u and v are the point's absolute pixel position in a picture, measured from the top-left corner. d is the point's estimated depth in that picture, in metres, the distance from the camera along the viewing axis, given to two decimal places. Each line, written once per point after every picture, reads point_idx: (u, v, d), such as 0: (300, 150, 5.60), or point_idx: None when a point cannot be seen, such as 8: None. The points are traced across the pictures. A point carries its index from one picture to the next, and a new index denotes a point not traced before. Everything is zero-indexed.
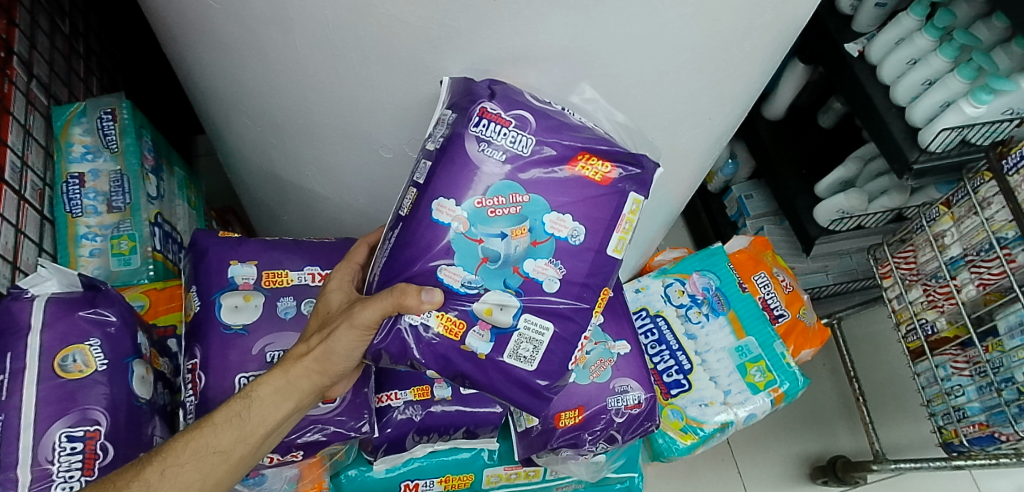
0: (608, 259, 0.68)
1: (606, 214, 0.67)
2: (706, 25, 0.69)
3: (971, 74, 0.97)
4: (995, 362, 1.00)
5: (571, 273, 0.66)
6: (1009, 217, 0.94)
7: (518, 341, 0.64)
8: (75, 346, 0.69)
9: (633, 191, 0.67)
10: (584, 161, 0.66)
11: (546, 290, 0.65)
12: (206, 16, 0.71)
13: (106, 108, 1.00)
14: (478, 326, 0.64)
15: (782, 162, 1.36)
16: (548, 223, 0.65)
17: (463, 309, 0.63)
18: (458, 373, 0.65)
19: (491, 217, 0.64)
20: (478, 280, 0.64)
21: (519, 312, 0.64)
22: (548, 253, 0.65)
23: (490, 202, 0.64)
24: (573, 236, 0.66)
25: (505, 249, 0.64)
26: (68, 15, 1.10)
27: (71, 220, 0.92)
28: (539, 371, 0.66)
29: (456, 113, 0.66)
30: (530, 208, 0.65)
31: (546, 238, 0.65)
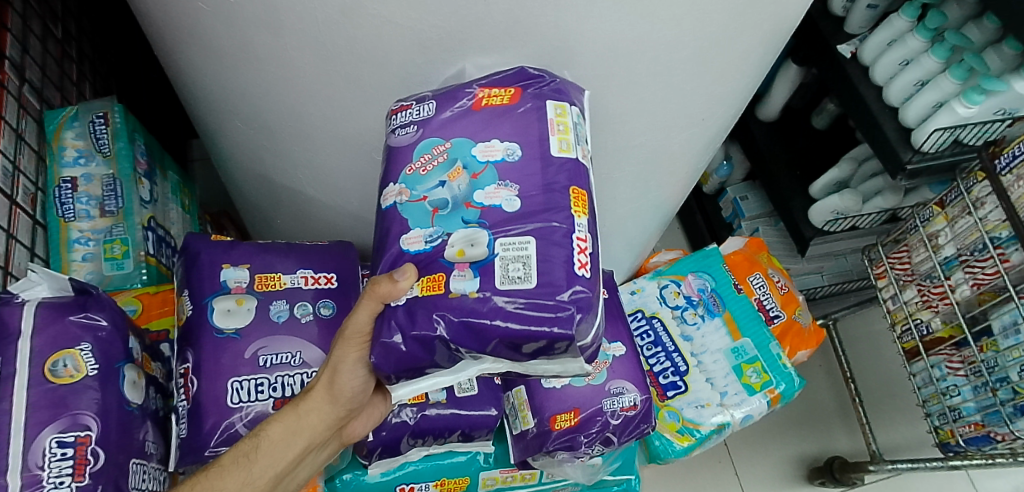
0: (559, 161, 0.62)
1: (534, 127, 0.63)
2: (698, 26, 0.69)
3: (963, 75, 0.97)
4: (990, 362, 1.01)
5: (525, 189, 0.61)
6: (1003, 217, 0.94)
7: (503, 263, 0.58)
8: (66, 351, 0.68)
9: (548, 98, 0.65)
10: (485, 94, 0.66)
11: (509, 211, 0.60)
12: (198, 19, 0.71)
13: (98, 112, 1.00)
14: (457, 270, 0.59)
15: (777, 164, 1.36)
16: (478, 153, 0.63)
17: (436, 262, 0.59)
18: (462, 326, 0.57)
19: (423, 175, 0.63)
20: (437, 231, 0.61)
21: (491, 239, 0.59)
22: (493, 179, 0.62)
23: (417, 163, 0.64)
24: (510, 155, 0.62)
25: (449, 193, 0.62)
26: (61, 20, 1.09)
27: (64, 224, 0.91)
28: (543, 284, 0.57)
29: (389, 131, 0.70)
30: (455, 150, 0.63)
31: (482, 167, 0.62)
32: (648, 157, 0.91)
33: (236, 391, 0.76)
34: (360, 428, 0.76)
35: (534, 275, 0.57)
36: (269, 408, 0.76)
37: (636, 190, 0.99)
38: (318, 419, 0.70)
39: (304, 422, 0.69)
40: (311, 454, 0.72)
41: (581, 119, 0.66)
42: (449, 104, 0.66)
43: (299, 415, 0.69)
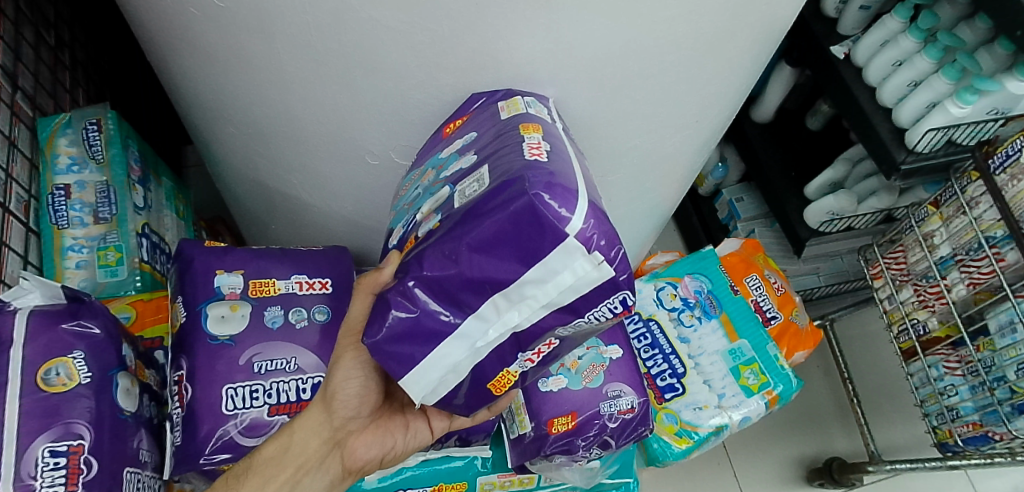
0: (509, 120, 0.64)
1: (488, 120, 0.67)
2: (690, 27, 0.69)
3: (955, 75, 0.97)
4: (987, 361, 1.00)
5: (477, 148, 0.63)
6: (998, 216, 0.94)
7: (460, 191, 0.58)
8: (58, 360, 0.68)
9: (502, 100, 0.69)
10: (449, 127, 0.72)
11: (466, 163, 0.61)
12: (189, 24, 0.70)
13: (91, 119, 0.99)
14: (423, 222, 0.59)
15: (772, 165, 1.37)
16: (443, 155, 0.68)
17: (410, 231, 0.61)
18: (440, 258, 0.53)
19: (405, 193, 0.70)
20: (408, 216, 0.64)
21: (449, 185, 0.60)
22: (455, 155, 0.65)
23: (404, 190, 0.72)
24: (467, 139, 0.66)
25: (420, 189, 0.66)
26: (54, 26, 1.09)
27: (57, 232, 0.91)
28: (496, 178, 0.55)
29: None
30: (428, 165, 0.70)
31: (446, 158, 0.67)
32: (642, 159, 0.91)
33: (231, 397, 0.75)
34: (363, 449, 0.71)
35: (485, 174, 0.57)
36: (263, 415, 0.76)
37: (631, 192, 0.99)
38: (308, 433, 0.70)
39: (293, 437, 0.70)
40: (306, 473, 0.70)
41: (535, 104, 0.69)
42: (428, 146, 0.74)
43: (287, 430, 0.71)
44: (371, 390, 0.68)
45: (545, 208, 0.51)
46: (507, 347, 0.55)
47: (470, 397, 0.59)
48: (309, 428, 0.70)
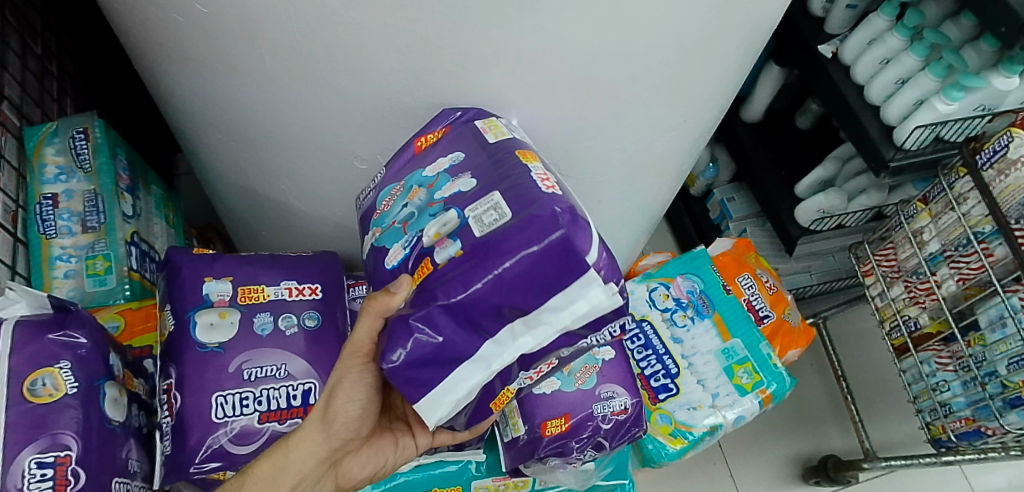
0: (501, 144, 0.66)
1: (471, 138, 0.67)
2: (677, 28, 0.69)
3: (942, 72, 0.98)
4: (978, 356, 1.01)
5: (485, 176, 0.62)
6: (986, 211, 0.94)
7: (478, 215, 0.58)
8: (45, 369, 0.67)
9: (482, 119, 0.69)
10: (420, 143, 0.70)
11: (462, 188, 0.62)
12: (173, 30, 0.70)
13: (79, 127, 0.99)
14: (437, 247, 0.59)
15: (763, 164, 1.37)
16: (423, 174, 0.67)
17: (418, 254, 0.60)
18: (463, 291, 0.55)
19: (388, 210, 0.67)
20: (410, 236, 0.63)
21: (455, 210, 0.60)
22: (446, 177, 0.64)
23: (382, 206, 0.68)
24: (451, 161, 0.66)
25: (410, 209, 0.65)
26: (41, 35, 1.08)
27: (45, 241, 0.90)
28: (515, 205, 0.58)
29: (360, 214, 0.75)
30: (410, 180, 0.68)
31: (434, 177, 0.66)
32: (630, 160, 0.91)
33: (221, 405, 0.75)
34: (359, 467, 0.74)
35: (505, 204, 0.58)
36: (254, 422, 0.75)
37: (621, 193, 0.99)
38: (306, 451, 0.69)
39: (291, 450, 0.69)
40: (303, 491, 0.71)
41: (511, 129, 0.72)
42: (397, 159, 0.71)
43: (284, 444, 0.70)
44: (370, 408, 0.70)
45: (569, 248, 0.55)
46: (512, 369, 0.60)
47: (471, 410, 0.64)
48: (311, 441, 0.69)
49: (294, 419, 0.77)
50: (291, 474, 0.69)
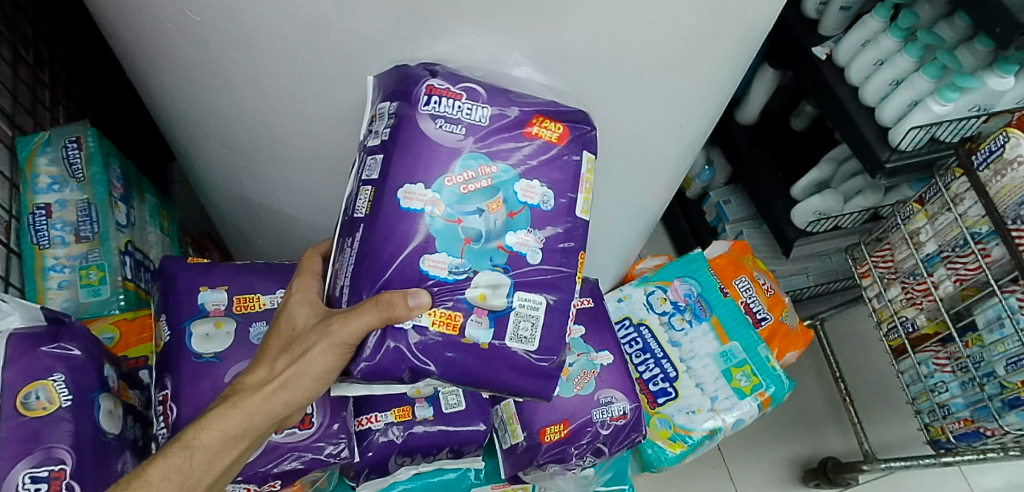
0: (576, 221, 0.67)
1: (566, 175, 0.66)
2: (671, 32, 0.69)
3: (936, 73, 0.98)
4: (976, 357, 1.01)
5: (552, 268, 0.65)
6: (983, 212, 0.94)
7: (517, 320, 0.63)
8: (39, 383, 0.67)
9: (587, 150, 0.68)
10: (538, 124, 0.66)
11: (529, 261, 0.64)
12: (165, 39, 0.69)
13: (72, 136, 0.98)
14: (475, 315, 0.62)
15: (757, 166, 1.37)
16: (519, 191, 0.64)
17: (457, 299, 0.62)
18: (460, 373, 0.62)
19: (464, 194, 0.63)
20: (465, 264, 0.62)
21: (511, 292, 0.63)
22: (526, 223, 0.64)
23: (461, 178, 0.63)
24: (544, 202, 0.65)
25: (485, 225, 0.63)
26: (32, 45, 1.07)
27: (39, 252, 0.89)
28: (540, 348, 0.65)
29: (396, 102, 0.64)
30: (500, 179, 0.64)
31: (521, 207, 0.64)
32: (626, 164, 0.91)
33: None
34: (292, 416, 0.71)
35: (538, 338, 0.64)
36: None
37: (617, 197, 0.99)
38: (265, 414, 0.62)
39: (254, 417, 0.62)
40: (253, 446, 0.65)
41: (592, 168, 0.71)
42: (501, 117, 0.65)
43: (246, 408, 0.62)
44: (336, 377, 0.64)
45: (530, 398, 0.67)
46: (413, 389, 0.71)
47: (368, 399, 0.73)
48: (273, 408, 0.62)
49: (291, 430, 0.75)
50: (245, 439, 0.63)
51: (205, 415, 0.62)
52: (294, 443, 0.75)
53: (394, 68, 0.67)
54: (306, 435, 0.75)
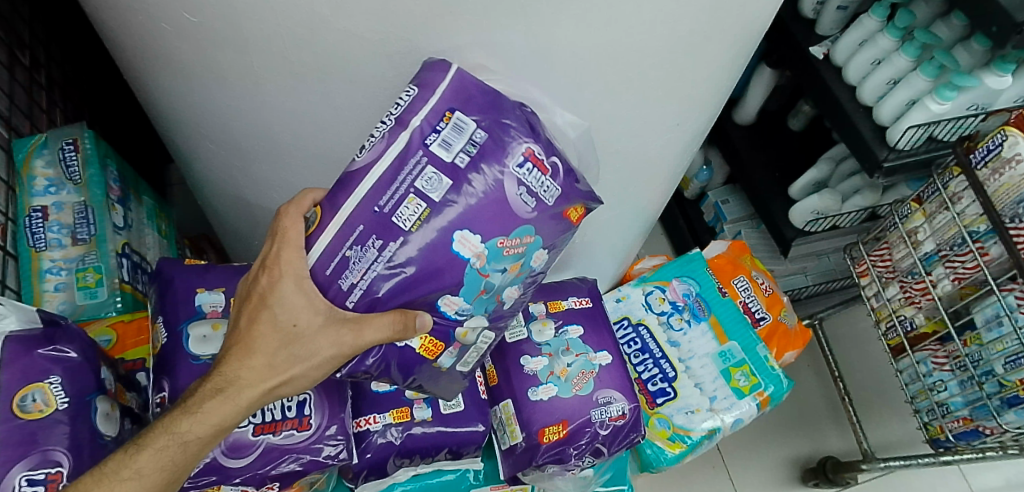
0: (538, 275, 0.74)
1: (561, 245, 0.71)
2: (668, 31, 0.69)
3: (933, 72, 0.98)
4: (974, 356, 1.01)
5: (511, 309, 0.73)
6: (980, 211, 0.94)
7: (471, 350, 0.72)
8: (35, 385, 0.66)
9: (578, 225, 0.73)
10: (574, 210, 0.68)
11: (503, 307, 0.71)
12: (162, 40, 0.69)
13: (68, 139, 0.98)
14: (452, 346, 0.69)
15: (755, 166, 1.37)
16: (534, 256, 0.68)
17: (445, 331, 0.67)
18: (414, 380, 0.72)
19: (503, 254, 0.64)
20: (470, 308, 0.66)
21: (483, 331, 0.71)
22: (521, 280, 0.69)
23: (510, 242, 0.64)
24: (539, 264, 0.70)
25: (500, 282, 0.66)
26: (29, 47, 1.07)
27: (35, 254, 0.89)
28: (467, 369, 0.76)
29: (491, 140, 0.63)
30: (530, 247, 0.66)
31: (526, 268, 0.68)
32: (624, 164, 0.91)
33: None
34: None
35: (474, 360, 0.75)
36: (248, 435, 0.73)
37: (615, 197, 0.99)
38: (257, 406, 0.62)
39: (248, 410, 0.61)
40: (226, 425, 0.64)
41: None
42: (563, 199, 0.67)
43: (240, 402, 0.60)
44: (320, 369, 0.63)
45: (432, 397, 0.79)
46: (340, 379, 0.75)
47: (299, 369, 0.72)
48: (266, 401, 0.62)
49: (289, 431, 0.75)
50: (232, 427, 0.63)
51: (197, 405, 0.60)
52: (291, 445, 0.74)
53: (490, 95, 0.65)
54: (303, 438, 0.75)
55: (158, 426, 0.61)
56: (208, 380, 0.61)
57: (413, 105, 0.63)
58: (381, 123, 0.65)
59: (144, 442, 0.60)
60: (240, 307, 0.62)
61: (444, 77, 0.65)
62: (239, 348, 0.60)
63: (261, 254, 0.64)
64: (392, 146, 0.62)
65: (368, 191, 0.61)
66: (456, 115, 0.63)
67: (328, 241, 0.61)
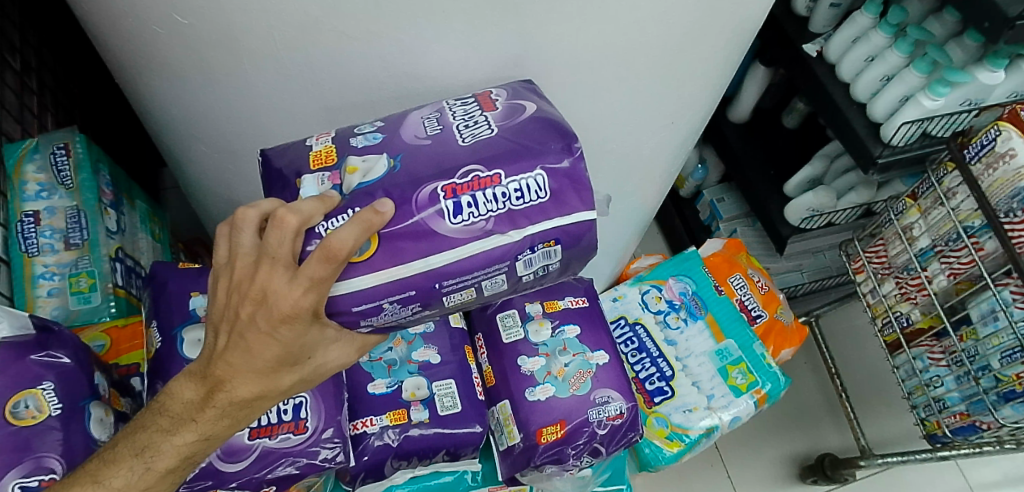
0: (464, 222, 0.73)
1: None
2: (661, 29, 0.69)
3: (927, 68, 0.98)
4: (971, 350, 1.01)
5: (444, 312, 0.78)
6: (975, 206, 0.94)
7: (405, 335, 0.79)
8: (27, 391, 0.66)
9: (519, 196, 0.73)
10: None
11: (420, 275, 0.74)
12: (150, 43, 0.68)
13: (60, 143, 0.97)
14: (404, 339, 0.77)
15: (751, 165, 1.38)
16: None
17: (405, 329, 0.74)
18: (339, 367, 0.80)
19: None
20: None
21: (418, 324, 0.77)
22: None
23: None
24: None
25: None
26: (20, 51, 1.06)
27: (27, 259, 0.88)
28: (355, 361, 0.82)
29: (558, 268, 0.63)
30: None
31: None
32: (619, 163, 0.90)
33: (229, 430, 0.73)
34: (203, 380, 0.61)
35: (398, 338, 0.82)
36: (244, 439, 0.73)
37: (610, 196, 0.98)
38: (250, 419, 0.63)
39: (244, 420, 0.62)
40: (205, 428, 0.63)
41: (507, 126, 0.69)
42: None
43: (248, 418, 0.62)
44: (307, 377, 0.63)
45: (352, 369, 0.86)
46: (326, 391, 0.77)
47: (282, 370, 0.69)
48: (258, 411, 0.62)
49: (286, 434, 0.74)
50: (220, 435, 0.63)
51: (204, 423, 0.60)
52: (288, 449, 0.74)
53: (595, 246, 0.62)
54: (300, 441, 0.74)
55: (162, 435, 0.61)
56: (211, 401, 0.59)
57: (530, 208, 0.58)
58: (492, 196, 0.58)
59: (151, 465, 0.60)
60: (245, 337, 0.55)
61: (579, 213, 0.60)
62: (246, 376, 0.57)
63: (275, 286, 0.52)
64: (491, 238, 0.58)
65: (443, 267, 0.57)
66: (555, 246, 0.60)
67: (368, 288, 0.56)
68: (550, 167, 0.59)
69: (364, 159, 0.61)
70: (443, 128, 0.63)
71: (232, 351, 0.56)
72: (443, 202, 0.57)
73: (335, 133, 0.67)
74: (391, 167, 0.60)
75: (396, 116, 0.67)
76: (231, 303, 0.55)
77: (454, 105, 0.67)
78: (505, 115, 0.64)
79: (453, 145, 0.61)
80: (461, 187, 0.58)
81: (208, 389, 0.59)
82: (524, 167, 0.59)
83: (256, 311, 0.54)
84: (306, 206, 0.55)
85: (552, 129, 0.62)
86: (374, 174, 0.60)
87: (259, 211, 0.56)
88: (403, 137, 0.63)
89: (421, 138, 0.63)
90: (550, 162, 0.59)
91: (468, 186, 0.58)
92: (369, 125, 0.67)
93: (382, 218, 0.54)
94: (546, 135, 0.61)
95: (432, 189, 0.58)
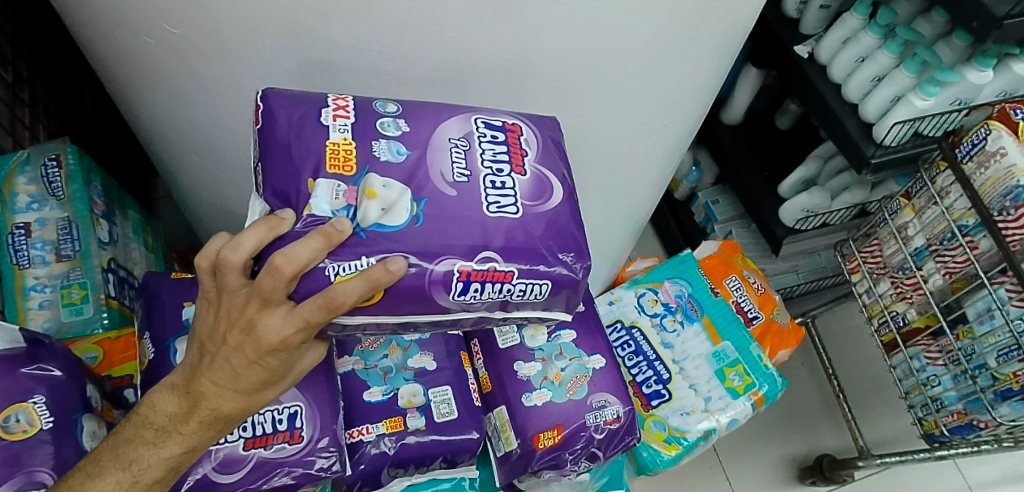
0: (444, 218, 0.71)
1: None
2: (651, 32, 0.69)
3: (916, 68, 0.99)
4: (967, 349, 1.01)
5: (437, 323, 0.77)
6: (968, 204, 0.94)
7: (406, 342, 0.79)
8: (18, 405, 0.65)
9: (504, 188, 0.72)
10: None
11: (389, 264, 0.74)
12: (141, 53, 0.67)
13: (51, 153, 0.96)
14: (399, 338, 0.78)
15: (745, 166, 1.37)
16: None
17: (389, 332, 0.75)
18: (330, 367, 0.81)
19: None
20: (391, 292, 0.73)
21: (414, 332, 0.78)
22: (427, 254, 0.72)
23: None
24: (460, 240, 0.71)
25: None
26: (11, 63, 1.06)
27: (19, 272, 0.88)
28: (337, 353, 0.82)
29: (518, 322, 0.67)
30: None
31: None
32: (612, 166, 0.90)
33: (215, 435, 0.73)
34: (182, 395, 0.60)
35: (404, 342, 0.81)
36: (239, 449, 0.73)
37: (604, 199, 0.98)
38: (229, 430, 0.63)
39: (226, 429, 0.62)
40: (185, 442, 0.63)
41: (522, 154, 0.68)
42: None
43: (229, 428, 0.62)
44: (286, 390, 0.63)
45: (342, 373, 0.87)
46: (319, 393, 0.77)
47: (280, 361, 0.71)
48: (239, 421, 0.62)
49: (281, 444, 0.74)
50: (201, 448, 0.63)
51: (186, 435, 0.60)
52: (283, 459, 0.73)
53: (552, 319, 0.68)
54: (295, 450, 0.74)
55: (147, 445, 0.60)
56: (195, 414, 0.59)
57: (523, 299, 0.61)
58: (499, 288, 0.59)
59: (139, 478, 0.60)
60: (229, 360, 0.55)
61: (553, 310, 0.64)
62: (228, 393, 0.57)
63: (266, 322, 0.52)
64: (476, 312, 0.61)
65: (425, 321, 0.59)
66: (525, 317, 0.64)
67: (357, 323, 0.58)
68: (560, 280, 0.61)
69: (385, 184, 0.59)
70: (471, 177, 0.61)
71: (216, 370, 0.56)
72: (453, 281, 0.57)
73: (355, 119, 0.62)
74: (413, 217, 0.58)
75: (423, 118, 0.64)
76: (218, 327, 0.55)
77: (482, 135, 0.64)
78: (534, 189, 0.63)
79: (476, 210, 0.60)
80: (475, 273, 0.58)
81: (192, 403, 0.58)
82: (538, 273, 0.60)
83: (244, 340, 0.54)
84: (305, 251, 0.51)
85: (572, 240, 0.62)
86: (394, 217, 0.58)
87: (244, 254, 0.52)
88: (428, 168, 0.61)
89: (447, 179, 0.60)
90: (559, 274, 0.61)
91: (483, 276, 0.58)
92: (393, 124, 0.63)
93: (391, 278, 0.52)
94: (567, 245, 0.62)
95: (449, 266, 0.57)
